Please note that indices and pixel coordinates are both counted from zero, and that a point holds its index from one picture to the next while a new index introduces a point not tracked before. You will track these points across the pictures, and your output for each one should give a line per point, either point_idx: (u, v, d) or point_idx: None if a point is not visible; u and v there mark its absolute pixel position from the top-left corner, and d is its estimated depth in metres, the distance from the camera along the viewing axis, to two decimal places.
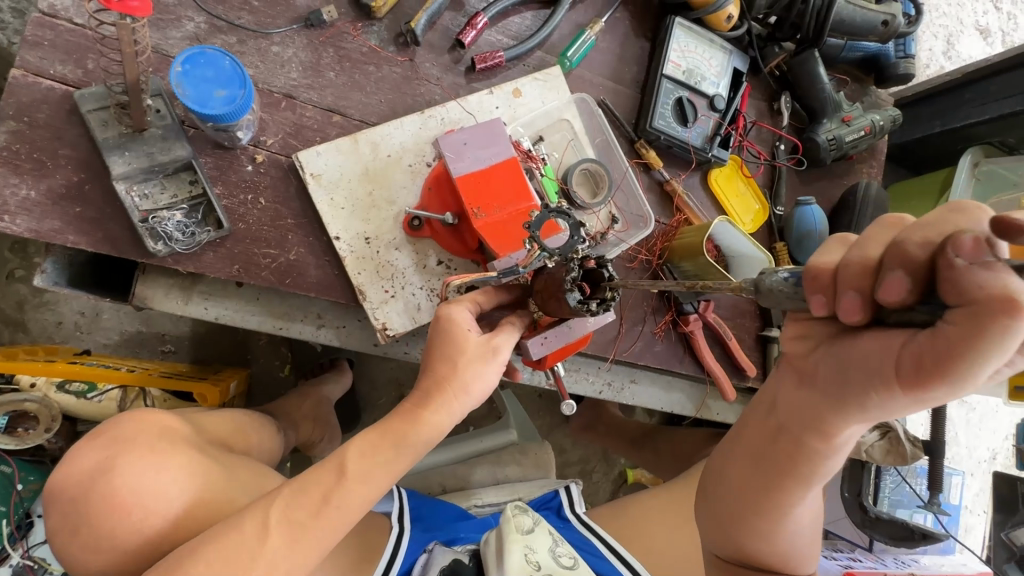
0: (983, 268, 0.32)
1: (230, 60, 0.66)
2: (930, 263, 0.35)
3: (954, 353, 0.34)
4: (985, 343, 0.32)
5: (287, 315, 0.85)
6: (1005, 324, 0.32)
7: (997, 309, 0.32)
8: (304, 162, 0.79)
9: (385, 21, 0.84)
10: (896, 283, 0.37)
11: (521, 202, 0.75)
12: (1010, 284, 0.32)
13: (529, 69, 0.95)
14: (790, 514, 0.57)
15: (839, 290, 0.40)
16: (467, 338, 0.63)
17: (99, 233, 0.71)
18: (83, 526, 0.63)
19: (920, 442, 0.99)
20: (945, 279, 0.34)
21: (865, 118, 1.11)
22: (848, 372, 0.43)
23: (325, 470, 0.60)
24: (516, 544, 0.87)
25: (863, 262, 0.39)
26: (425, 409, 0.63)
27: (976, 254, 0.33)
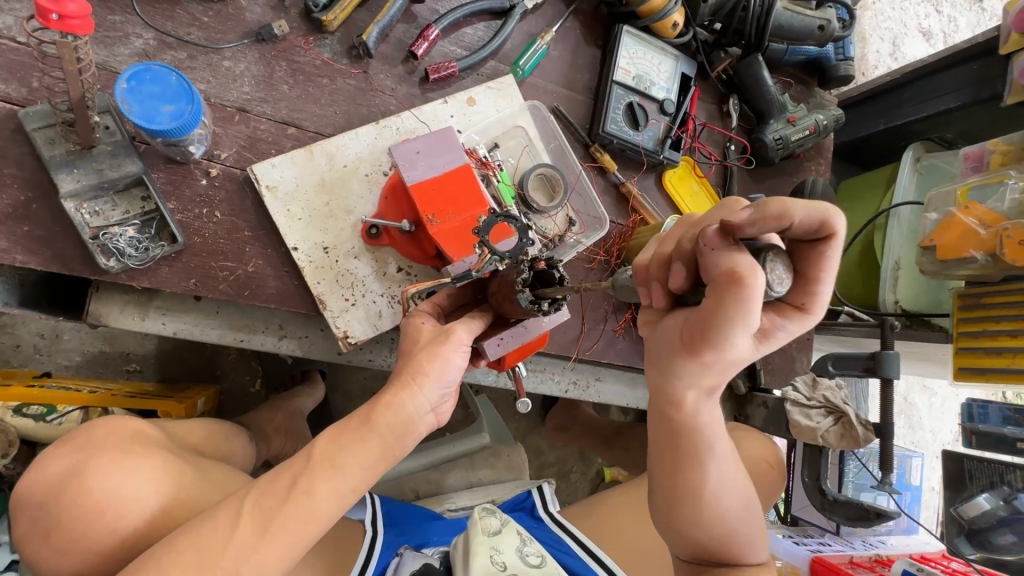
0: (722, 252, 0.46)
1: (177, 75, 0.66)
2: (695, 254, 0.50)
3: (716, 323, 0.48)
4: (731, 304, 0.46)
5: (248, 327, 0.85)
6: (737, 291, 0.45)
7: (730, 279, 0.45)
8: (258, 174, 0.80)
9: (337, 34, 0.86)
10: (680, 273, 0.52)
11: (474, 208, 0.77)
12: (739, 261, 0.45)
13: (483, 78, 0.97)
14: (707, 495, 0.61)
15: (652, 280, 0.56)
16: (420, 330, 0.66)
17: (48, 252, 0.71)
18: (53, 529, 0.62)
19: (871, 425, 1.03)
20: (704, 262, 0.48)
21: (809, 118, 1.16)
22: (661, 349, 0.55)
23: (294, 460, 0.61)
24: (482, 545, 0.89)
25: (663, 256, 0.55)
26: (388, 395, 0.63)
27: (719, 244, 0.47)
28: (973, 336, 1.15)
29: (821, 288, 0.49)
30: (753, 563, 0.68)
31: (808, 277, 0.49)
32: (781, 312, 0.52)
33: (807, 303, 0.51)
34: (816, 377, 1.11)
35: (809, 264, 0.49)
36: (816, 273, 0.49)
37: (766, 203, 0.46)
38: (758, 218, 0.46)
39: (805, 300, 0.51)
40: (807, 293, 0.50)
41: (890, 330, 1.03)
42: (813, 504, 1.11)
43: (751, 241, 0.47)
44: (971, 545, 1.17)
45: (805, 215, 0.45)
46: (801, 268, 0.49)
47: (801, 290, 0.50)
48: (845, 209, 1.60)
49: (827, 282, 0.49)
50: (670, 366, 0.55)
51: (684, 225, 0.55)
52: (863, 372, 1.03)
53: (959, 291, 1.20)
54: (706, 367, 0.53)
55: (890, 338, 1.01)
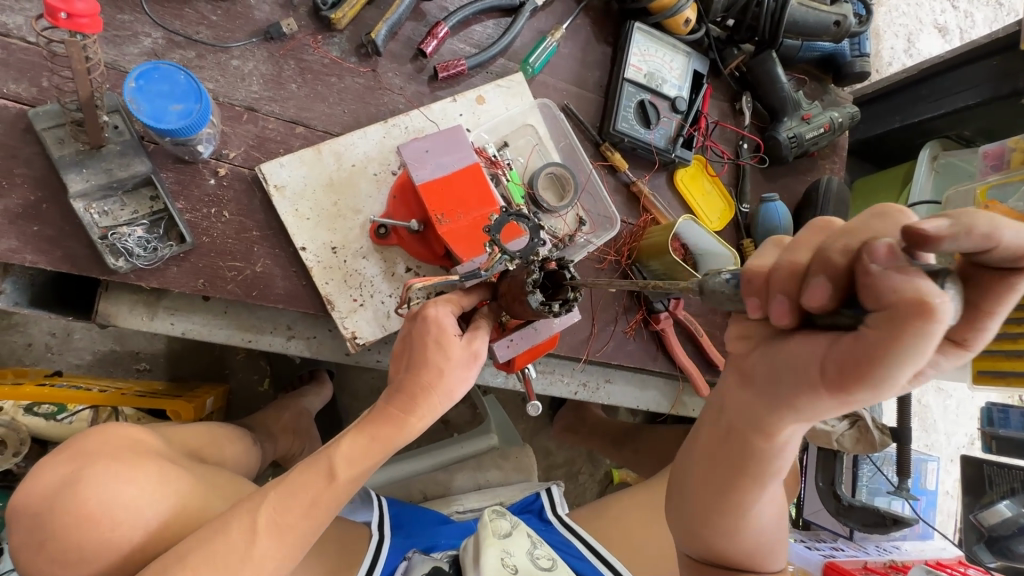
0: (897, 274, 0.35)
1: (185, 74, 0.66)
2: (856, 272, 0.38)
3: (869, 358, 0.36)
4: (907, 345, 0.34)
5: (256, 328, 0.84)
6: (921, 326, 0.33)
7: (911, 313, 0.33)
8: (267, 174, 0.79)
9: (346, 33, 0.85)
10: (821, 290, 0.40)
11: (483, 208, 0.77)
12: (922, 286, 0.34)
13: (492, 76, 0.96)
14: (751, 513, 0.60)
15: (774, 293, 0.43)
16: (449, 340, 0.64)
17: (58, 252, 0.71)
18: (47, 540, 0.58)
19: (887, 428, 1.01)
20: (868, 285, 0.36)
21: (824, 116, 1.14)
22: (782, 375, 0.46)
23: (307, 474, 0.61)
24: (493, 548, 0.88)
25: (794, 267, 0.42)
26: (411, 414, 0.65)
27: (891, 262, 0.35)
28: (992, 339, 1.13)
29: (985, 325, 0.37)
30: (770, 573, 0.67)
31: (983, 310, 0.36)
32: (937, 348, 0.39)
33: (967, 340, 0.38)
34: None
35: (984, 296, 0.36)
36: (994, 307, 0.36)
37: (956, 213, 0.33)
38: (959, 233, 0.32)
39: (967, 337, 0.38)
40: (973, 329, 0.37)
41: None
42: (826, 510, 1.06)
43: (926, 264, 0.35)
44: (991, 553, 1.14)
45: (1011, 240, 0.33)
46: (975, 297, 0.36)
47: (966, 323, 0.37)
48: (858, 209, 1.57)
49: (997, 319, 0.37)
50: (792, 397, 0.46)
51: (834, 232, 0.42)
52: None
53: None
54: (846, 403, 0.43)
55: None
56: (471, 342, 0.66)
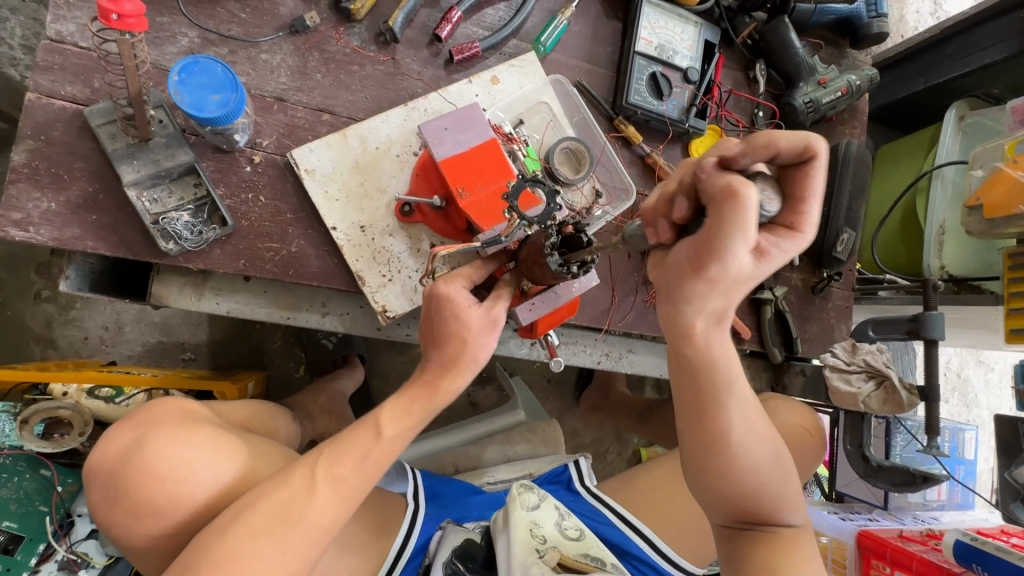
0: (717, 173, 0.48)
1: (222, 66, 0.70)
2: (694, 185, 0.52)
3: (717, 234, 0.47)
4: (731, 219, 0.46)
5: (293, 305, 0.89)
6: (735, 201, 0.45)
7: (726, 194, 0.45)
8: (298, 159, 0.84)
9: (365, 22, 0.90)
10: (682, 205, 0.54)
11: (502, 181, 0.80)
12: (732, 176, 0.46)
13: (506, 56, 0.99)
14: (734, 440, 0.63)
15: (658, 219, 0.58)
16: (465, 311, 0.70)
17: (115, 238, 0.77)
18: (122, 496, 0.64)
19: (915, 389, 0.99)
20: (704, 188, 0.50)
21: (841, 80, 1.14)
22: (672, 278, 0.57)
23: (358, 432, 0.67)
24: (522, 520, 0.92)
25: (667, 194, 0.57)
26: (443, 377, 0.71)
27: (711, 171, 0.50)
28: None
29: (805, 208, 0.50)
30: (786, 522, 0.67)
31: (799, 198, 0.50)
32: (774, 234, 0.52)
33: (798, 223, 0.51)
34: (855, 342, 1.08)
35: (796, 185, 0.50)
36: (804, 194, 0.50)
37: (754, 137, 0.50)
38: (748, 150, 0.49)
39: (797, 221, 0.51)
40: (797, 214, 0.51)
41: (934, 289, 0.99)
42: (855, 472, 1.05)
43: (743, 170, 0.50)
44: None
45: (788, 141, 0.47)
46: (791, 188, 0.51)
47: (792, 209, 0.51)
48: (885, 174, 1.56)
49: (815, 202, 0.50)
50: (681, 291, 0.56)
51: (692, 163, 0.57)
52: (905, 335, 1.01)
53: (1009, 250, 1.16)
54: (715, 284, 0.54)
55: (932, 298, 0.99)
56: (490, 309, 0.71)
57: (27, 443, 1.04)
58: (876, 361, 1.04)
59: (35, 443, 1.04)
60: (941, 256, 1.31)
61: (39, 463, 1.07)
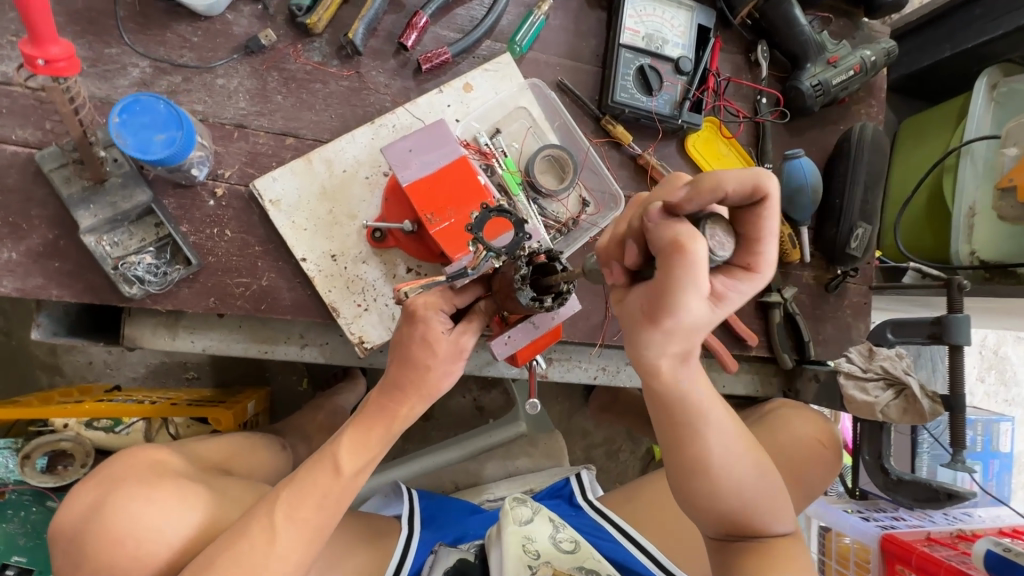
0: (661, 225, 0.44)
1: (165, 103, 0.66)
2: (642, 231, 0.48)
3: (665, 288, 0.45)
4: (677, 276, 0.43)
5: (271, 339, 0.87)
6: (679, 258, 0.43)
7: (671, 250, 0.43)
8: (261, 190, 0.80)
9: (325, 36, 0.84)
10: (632, 250, 0.50)
11: (473, 204, 0.75)
12: (676, 231, 0.43)
13: (479, 60, 0.92)
14: (715, 467, 0.61)
15: (612, 261, 0.53)
16: (436, 339, 0.68)
17: (79, 284, 0.75)
18: (82, 563, 0.63)
19: (939, 396, 0.91)
20: (648, 237, 0.46)
21: (854, 56, 1.04)
22: (626, 325, 0.53)
23: (317, 468, 0.67)
24: (514, 535, 0.93)
25: (618, 234, 0.52)
26: (397, 404, 0.71)
27: (658, 218, 0.45)
28: None
29: (761, 250, 0.46)
30: (780, 534, 0.65)
31: (752, 238, 0.45)
32: (731, 275, 0.47)
33: (756, 264, 0.47)
34: (872, 347, 0.99)
35: (750, 228, 0.45)
36: (759, 236, 0.45)
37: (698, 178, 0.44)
38: (694, 193, 0.43)
39: (753, 262, 0.47)
40: (753, 254, 0.46)
41: (958, 289, 0.90)
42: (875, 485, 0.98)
43: (692, 215, 0.45)
44: None
45: (736, 182, 0.42)
46: (748, 231, 0.45)
47: (747, 251, 0.46)
48: (908, 150, 1.44)
49: (770, 242, 0.45)
50: (636, 339, 0.52)
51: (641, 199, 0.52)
52: (927, 339, 0.93)
53: None
54: (672, 336, 0.50)
55: (957, 298, 0.90)
56: (458, 338, 0.69)
57: (31, 478, 1.06)
58: (895, 367, 0.95)
59: (38, 478, 1.06)
60: (971, 240, 1.22)
61: (45, 495, 1.09)
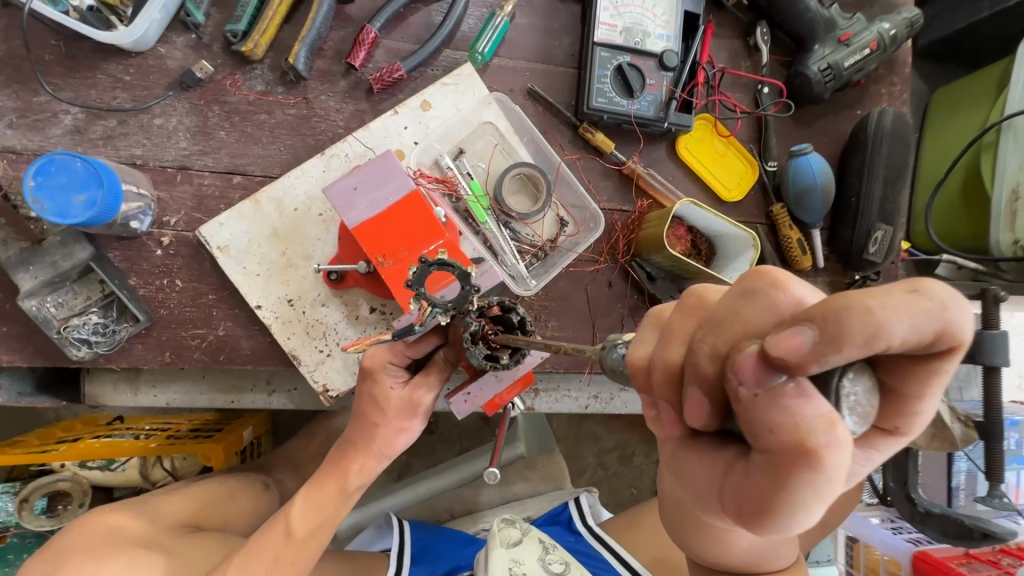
0: (774, 398, 0.25)
1: (82, 160, 0.61)
2: (726, 388, 0.29)
3: (777, 496, 0.27)
4: (799, 487, 0.26)
5: (236, 387, 0.83)
6: (808, 459, 0.25)
7: (795, 445, 0.25)
8: (207, 236, 0.75)
9: (266, 61, 0.78)
10: (699, 403, 0.31)
11: (428, 243, 0.68)
12: (799, 412, 0.25)
13: (439, 73, 0.84)
14: (729, 540, 0.61)
15: (659, 397, 0.35)
16: (388, 400, 0.64)
17: (30, 347, 0.72)
18: None
19: (971, 420, 0.82)
20: (744, 410, 0.27)
21: (870, 31, 0.90)
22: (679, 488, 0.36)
23: (271, 531, 0.65)
24: (501, 558, 0.90)
25: (671, 368, 0.34)
26: (351, 460, 0.66)
27: (762, 384, 0.26)
28: None
29: (920, 411, 0.28)
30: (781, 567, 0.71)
31: (904, 395, 0.28)
32: (864, 442, 0.30)
33: (904, 428, 0.29)
34: None
35: (905, 381, 0.28)
36: (919, 391, 0.28)
37: (827, 312, 0.24)
38: (827, 346, 0.24)
39: (901, 424, 0.29)
40: (904, 416, 0.29)
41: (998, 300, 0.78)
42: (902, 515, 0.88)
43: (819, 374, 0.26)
44: None
45: (901, 330, 0.24)
46: (893, 382, 0.28)
47: (892, 411, 0.29)
48: (940, 125, 1.28)
49: (935, 399, 0.28)
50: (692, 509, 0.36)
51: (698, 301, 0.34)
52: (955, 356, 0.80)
53: None
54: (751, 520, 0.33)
55: (993, 312, 0.78)
56: (413, 396, 0.64)
57: (29, 522, 1.07)
58: None
59: (37, 521, 1.07)
60: (1014, 229, 1.07)
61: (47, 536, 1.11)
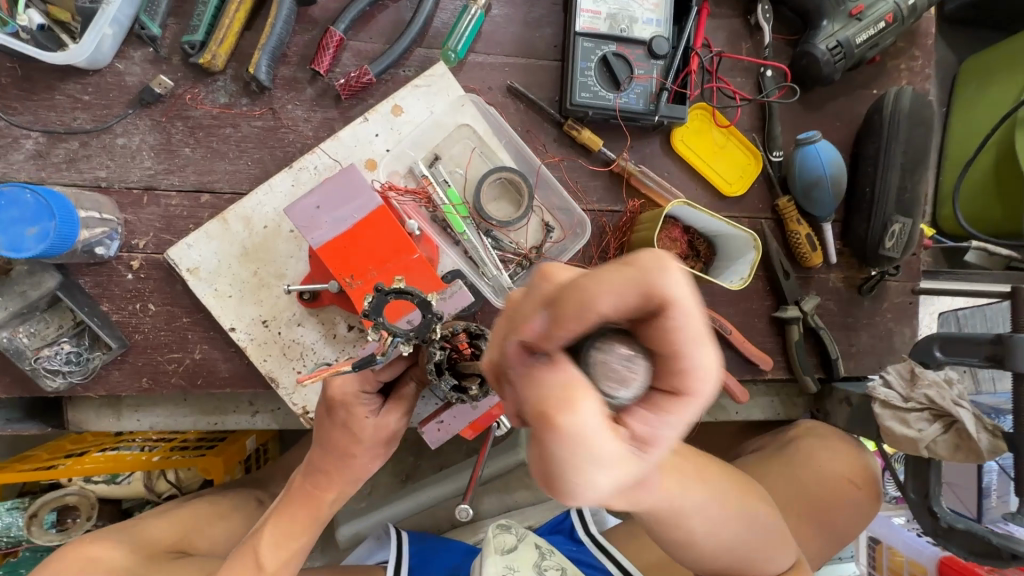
0: (525, 376, 0.25)
1: (32, 192, 0.59)
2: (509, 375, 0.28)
3: (551, 469, 0.25)
4: (558, 458, 0.24)
5: (219, 409, 0.82)
6: (553, 434, 0.23)
7: (539, 423, 0.24)
8: (177, 259, 0.73)
9: (228, 72, 0.74)
10: (510, 397, 0.30)
11: (397, 261, 0.64)
12: (539, 387, 0.24)
13: (411, 74, 0.80)
14: (701, 544, 0.58)
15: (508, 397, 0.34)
16: (359, 427, 0.60)
17: (6, 377, 0.71)
18: None
19: (999, 431, 0.73)
20: (518, 391, 0.27)
21: (886, 2, 0.81)
22: None
23: (241, 563, 0.63)
24: (496, 565, 0.88)
25: (502, 367, 0.33)
26: (320, 490, 0.63)
27: (520, 362, 0.26)
28: None
29: (688, 367, 0.24)
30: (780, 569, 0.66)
31: (673, 355, 0.24)
32: (654, 407, 0.25)
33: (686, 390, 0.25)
34: (914, 368, 0.82)
35: (660, 342, 0.24)
36: (681, 348, 0.24)
37: (562, 293, 0.24)
38: (553, 321, 0.24)
39: (681, 386, 0.25)
40: (676, 376, 0.25)
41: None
42: (923, 528, 0.82)
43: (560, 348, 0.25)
44: None
45: (609, 296, 0.23)
46: (650, 341, 0.24)
47: (664, 371, 0.25)
48: (969, 98, 1.17)
49: (704, 351, 0.24)
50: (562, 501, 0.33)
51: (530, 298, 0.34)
52: (984, 361, 0.73)
53: None
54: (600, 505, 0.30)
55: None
56: (385, 425, 0.61)
57: (39, 537, 1.08)
58: (943, 397, 0.77)
59: (47, 536, 1.09)
60: None
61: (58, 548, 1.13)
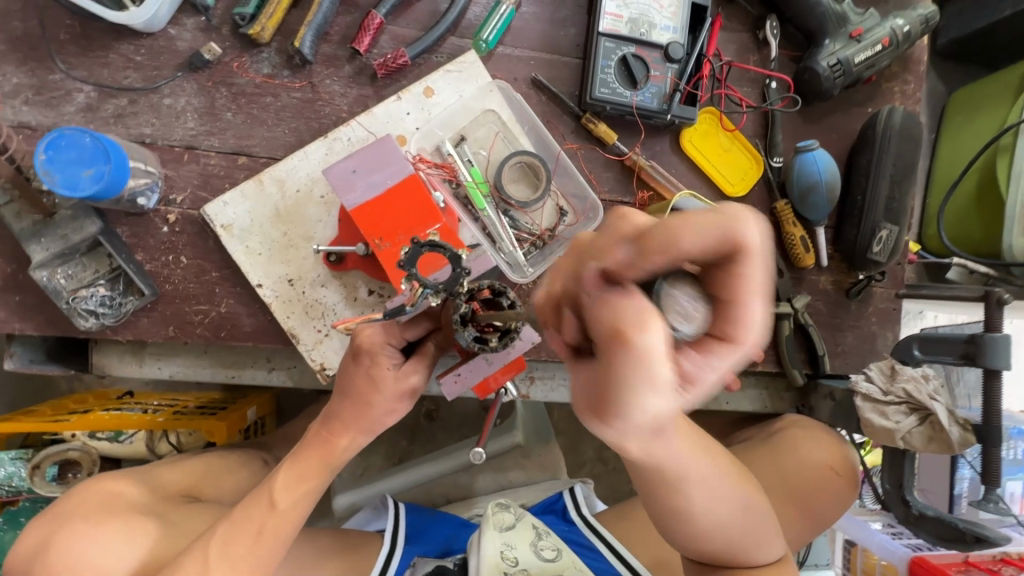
0: (603, 301, 0.28)
1: (91, 137, 0.63)
2: (576, 302, 0.31)
3: (613, 386, 0.29)
4: (622, 378, 0.28)
5: (237, 363, 0.85)
6: (625, 353, 0.27)
7: (612, 344, 0.27)
8: (212, 215, 0.77)
9: (273, 45, 0.79)
10: (570, 325, 0.32)
11: (423, 226, 0.69)
12: (619, 313, 0.27)
13: (443, 60, 0.85)
14: (695, 516, 0.62)
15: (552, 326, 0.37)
16: (381, 375, 0.64)
17: (41, 316, 0.75)
18: None
19: (969, 424, 0.79)
20: (587, 318, 0.30)
21: (883, 27, 0.89)
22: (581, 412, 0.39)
23: (255, 501, 0.66)
24: (493, 541, 0.91)
25: (553, 294, 0.35)
26: (338, 436, 0.67)
27: (597, 291, 0.29)
28: None
29: (745, 313, 0.27)
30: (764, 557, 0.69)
31: (730, 300, 0.27)
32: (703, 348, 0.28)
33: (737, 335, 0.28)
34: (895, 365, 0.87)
35: (723, 287, 0.27)
36: (738, 295, 0.27)
37: (650, 229, 0.27)
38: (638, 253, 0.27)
39: (732, 330, 0.28)
40: (732, 322, 0.28)
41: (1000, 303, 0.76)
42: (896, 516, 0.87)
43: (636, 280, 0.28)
44: None
45: (693, 239, 0.26)
46: (718, 286, 0.27)
47: (722, 316, 0.28)
48: (957, 126, 1.25)
49: (764, 298, 0.27)
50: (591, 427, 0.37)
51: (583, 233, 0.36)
52: (958, 359, 0.78)
53: None
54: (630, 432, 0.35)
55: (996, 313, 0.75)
56: (404, 377, 0.65)
57: (40, 487, 1.11)
58: (919, 391, 0.83)
59: (48, 487, 1.11)
60: None
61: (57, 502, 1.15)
